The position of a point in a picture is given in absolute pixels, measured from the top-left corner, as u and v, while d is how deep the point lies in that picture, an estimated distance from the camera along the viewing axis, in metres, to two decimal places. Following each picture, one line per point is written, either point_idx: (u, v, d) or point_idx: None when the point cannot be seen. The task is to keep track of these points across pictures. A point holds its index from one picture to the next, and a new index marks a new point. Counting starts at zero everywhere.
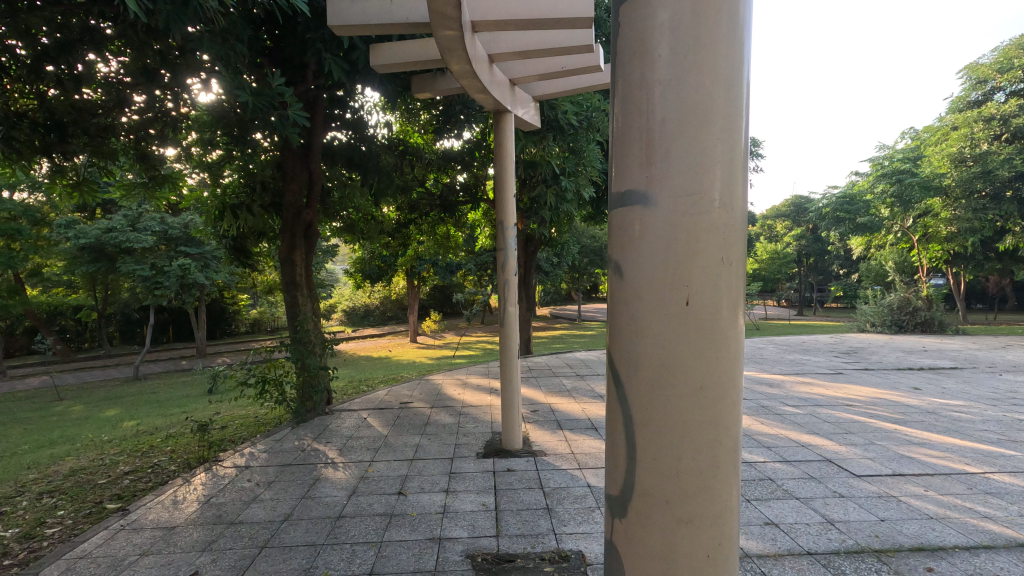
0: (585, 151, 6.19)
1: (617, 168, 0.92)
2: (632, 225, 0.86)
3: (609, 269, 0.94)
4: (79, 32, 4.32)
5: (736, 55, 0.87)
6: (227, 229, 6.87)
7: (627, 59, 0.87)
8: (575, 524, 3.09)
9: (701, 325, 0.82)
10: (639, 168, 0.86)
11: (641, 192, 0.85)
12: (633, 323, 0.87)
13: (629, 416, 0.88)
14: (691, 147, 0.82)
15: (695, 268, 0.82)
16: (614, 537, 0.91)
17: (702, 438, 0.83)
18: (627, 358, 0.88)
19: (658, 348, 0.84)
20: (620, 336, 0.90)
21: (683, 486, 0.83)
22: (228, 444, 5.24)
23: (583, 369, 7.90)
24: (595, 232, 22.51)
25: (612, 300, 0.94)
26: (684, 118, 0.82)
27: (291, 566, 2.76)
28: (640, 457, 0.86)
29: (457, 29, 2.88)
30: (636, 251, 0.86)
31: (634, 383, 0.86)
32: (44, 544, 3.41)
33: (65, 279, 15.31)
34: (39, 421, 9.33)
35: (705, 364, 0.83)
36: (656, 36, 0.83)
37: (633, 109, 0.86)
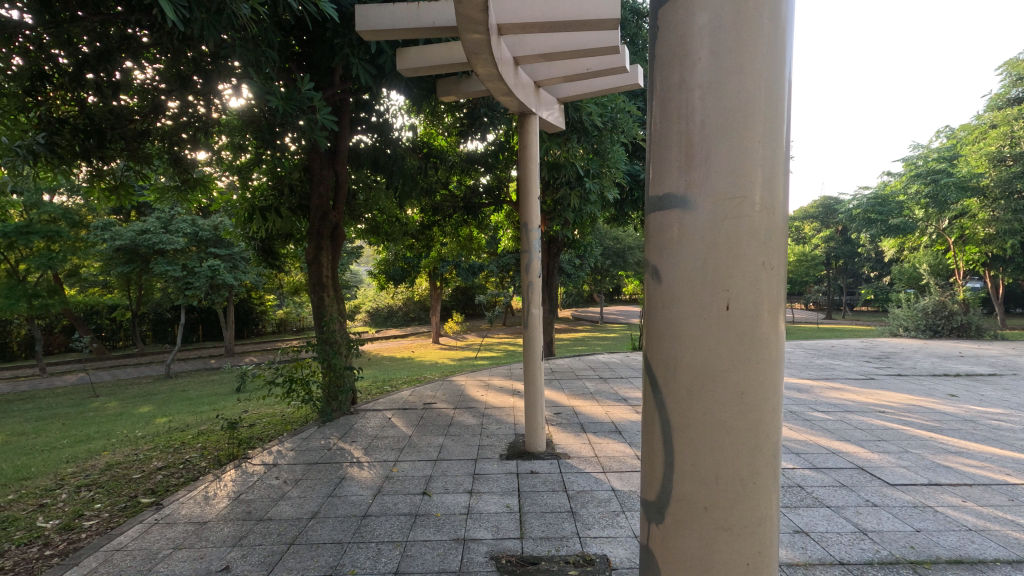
0: (610, 152, 6.16)
1: (654, 170, 0.92)
2: (671, 228, 0.85)
3: (645, 273, 0.93)
4: (118, 41, 4.47)
5: (778, 56, 0.85)
6: (256, 230, 7.01)
7: (665, 62, 0.86)
8: (599, 528, 3.07)
9: (741, 331, 0.82)
10: (679, 171, 0.85)
11: (680, 196, 0.84)
12: (671, 326, 0.86)
13: (666, 420, 0.87)
14: (732, 150, 0.82)
15: (736, 272, 0.81)
16: (649, 542, 0.91)
17: (742, 445, 0.82)
18: (665, 363, 0.87)
19: (696, 352, 0.83)
20: (656, 339, 0.90)
21: (721, 493, 0.82)
22: (256, 442, 5.35)
23: (606, 372, 7.86)
24: (617, 234, 22.39)
25: (647, 305, 0.93)
26: (725, 121, 0.81)
27: (318, 563, 2.80)
28: (679, 463, 0.85)
29: (484, 33, 2.90)
30: (674, 254, 0.85)
31: (673, 388, 0.85)
32: (83, 536, 3.52)
33: (102, 279, 15.83)
34: (76, 416, 9.65)
35: (745, 370, 0.82)
36: (695, 39, 0.83)
37: (670, 112, 0.86)
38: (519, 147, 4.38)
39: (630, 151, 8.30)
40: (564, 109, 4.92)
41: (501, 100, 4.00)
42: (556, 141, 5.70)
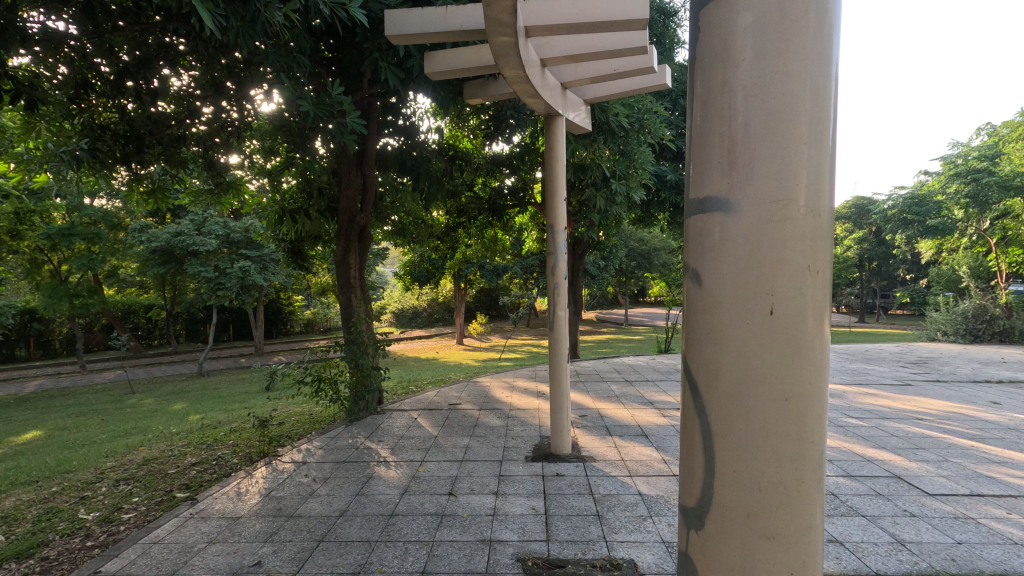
0: (636, 153, 6.11)
1: (695, 170, 0.91)
2: (713, 231, 0.85)
3: (686, 276, 0.92)
4: (156, 49, 4.63)
5: (825, 54, 0.84)
6: (286, 232, 7.16)
7: (707, 64, 0.86)
8: (626, 532, 3.05)
9: (786, 337, 0.80)
10: (721, 174, 0.84)
11: (721, 199, 0.83)
12: (712, 329, 0.85)
13: (707, 425, 0.86)
14: (776, 152, 0.80)
15: (780, 276, 0.80)
16: (689, 549, 0.90)
17: (785, 452, 0.81)
18: (706, 366, 0.86)
19: (739, 356, 0.82)
20: (696, 343, 0.89)
21: (765, 500, 0.81)
22: (286, 439, 5.46)
23: (632, 375, 7.78)
24: (643, 236, 22.17)
25: (687, 308, 0.93)
26: (770, 123, 0.80)
27: (347, 561, 2.84)
28: (719, 469, 0.84)
29: (512, 35, 2.91)
30: (716, 257, 0.84)
31: (713, 393, 0.85)
32: (121, 529, 3.64)
33: (138, 279, 16.35)
34: (114, 412, 9.99)
35: (790, 376, 0.81)
36: (737, 39, 0.82)
37: (712, 114, 0.85)
38: (545, 149, 4.38)
39: (656, 151, 8.22)
40: (591, 110, 4.90)
41: (527, 102, 4.01)
42: (583, 143, 5.68)
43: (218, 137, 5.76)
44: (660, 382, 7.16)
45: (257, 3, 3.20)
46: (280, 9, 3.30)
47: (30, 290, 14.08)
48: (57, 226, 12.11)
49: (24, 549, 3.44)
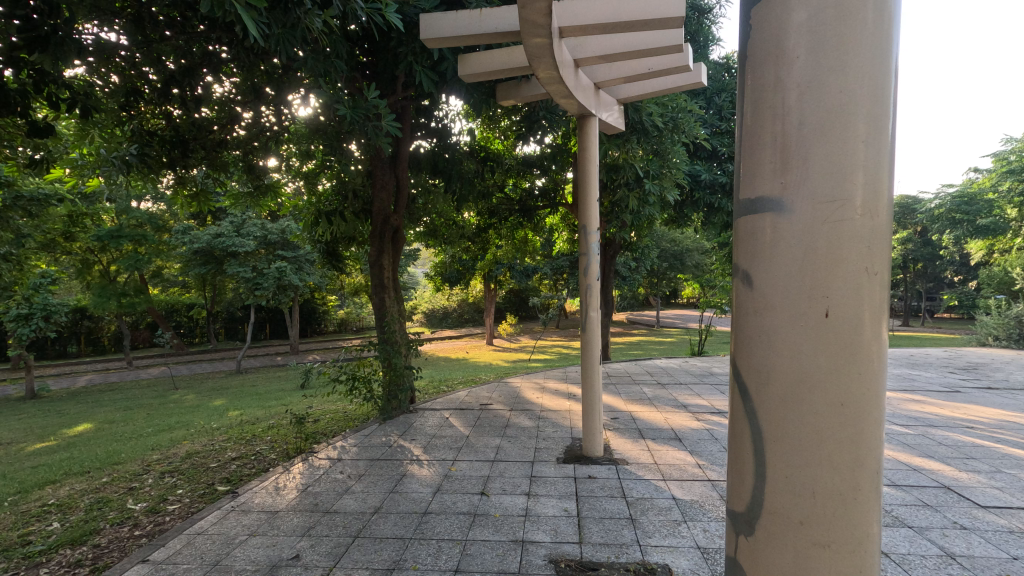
0: (670, 153, 6.04)
1: (745, 171, 0.90)
2: (764, 231, 0.83)
3: (736, 278, 0.91)
4: (200, 58, 4.80)
5: (885, 48, 0.81)
6: (322, 233, 7.31)
7: (759, 62, 0.85)
8: (660, 537, 3.01)
9: (842, 340, 0.78)
10: (773, 173, 0.83)
11: (774, 199, 0.82)
12: (763, 331, 0.84)
13: (758, 429, 0.85)
14: (833, 150, 0.78)
15: (836, 276, 0.78)
16: (738, 553, 0.89)
17: (841, 458, 0.79)
18: (757, 369, 0.85)
19: (791, 361, 0.81)
20: (747, 344, 0.88)
21: (820, 506, 0.79)
22: (322, 436, 5.58)
23: (664, 378, 7.68)
24: (675, 236, 21.85)
25: (737, 310, 0.91)
26: (825, 121, 0.79)
27: (382, 557, 2.89)
28: (770, 473, 0.83)
29: (546, 36, 2.91)
30: (769, 258, 0.83)
31: (765, 397, 0.83)
32: (167, 519, 3.78)
33: (181, 279, 16.97)
34: (159, 407, 10.38)
35: (846, 380, 0.79)
36: (791, 37, 0.81)
37: (764, 113, 0.84)
38: (579, 149, 4.35)
39: (690, 151, 8.09)
40: (624, 110, 4.87)
41: (561, 103, 4.01)
42: (616, 142, 5.64)
43: (257, 142, 5.90)
44: (693, 385, 7.04)
45: (297, 10, 3.28)
46: (319, 16, 3.38)
47: (81, 289, 14.77)
48: (107, 228, 12.67)
49: (78, 536, 3.62)
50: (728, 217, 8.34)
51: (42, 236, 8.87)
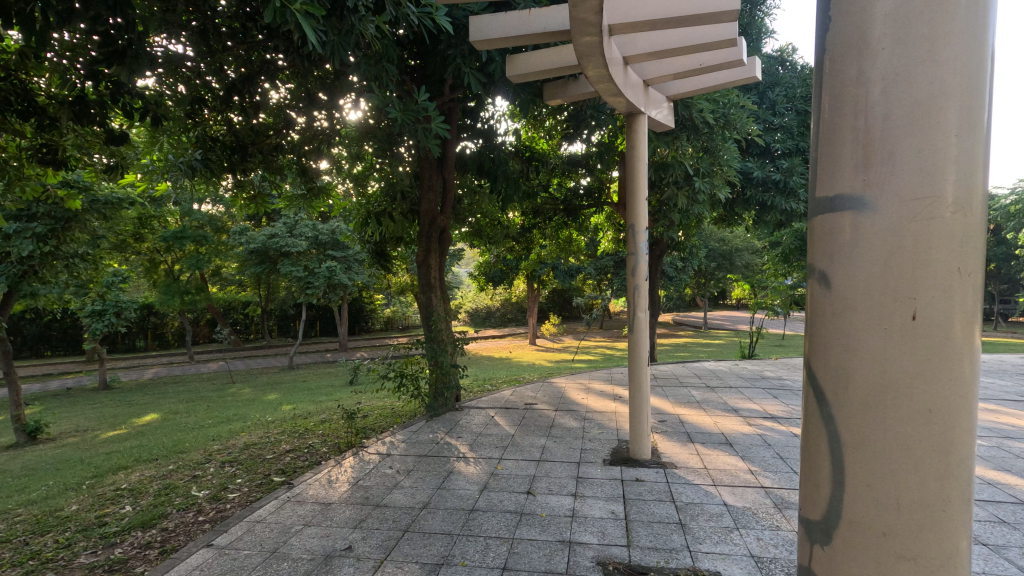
0: (721, 150, 5.89)
1: (821, 167, 0.87)
2: (843, 231, 0.81)
3: (811, 278, 0.89)
4: (258, 65, 5.00)
5: (979, 34, 0.77)
6: (372, 234, 7.51)
7: (839, 55, 0.83)
8: (711, 543, 2.93)
9: (930, 345, 0.75)
10: (854, 171, 0.81)
11: (856, 197, 0.79)
12: (843, 334, 0.81)
13: (837, 435, 0.82)
14: (920, 146, 0.76)
15: (923, 278, 0.75)
16: (814, 563, 0.87)
17: (928, 468, 0.75)
18: (834, 373, 0.83)
19: (874, 364, 0.78)
20: (823, 347, 0.85)
21: (904, 517, 0.76)
22: (371, 432, 5.72)
23: (713, 381, 7.49)
24: (723, 236, 21.29)
25: (811, 313, 0.89)
26: (913, 116, 0.76)
27: (431, 552, 2.94)
28: (850, 481, 0.80)
29: (596, 35, 2.89)
30: (848, 258, 0.80)
31: (844, 402, 0.81)
32: (228, 506, 3.97)
33: (238, 278, 17.75)
34: (218, 400, 10.90)
35: (934, 386, 0.75)
36: (875, 28, 0.78)
37: (844, 107, 0.82)
38: (627, 147, 4.29)
39: (742, 147, 7.86)
40: (674, 107, 4.77)
41: (610, 101, 3.97)
42: (665, 140, 5.55)
43: (310, 145, 6.13)
44: (744, 389, 6.84)
45: (352, 17, 3.38)
46: (372, 21, 3.47)
47: (148, 287, 15.67)
48: (172, 230, 13.40)
49: (148, 519, 3.84)
50: (781, 215, 8.06)
51: (115, 238, 9.47)
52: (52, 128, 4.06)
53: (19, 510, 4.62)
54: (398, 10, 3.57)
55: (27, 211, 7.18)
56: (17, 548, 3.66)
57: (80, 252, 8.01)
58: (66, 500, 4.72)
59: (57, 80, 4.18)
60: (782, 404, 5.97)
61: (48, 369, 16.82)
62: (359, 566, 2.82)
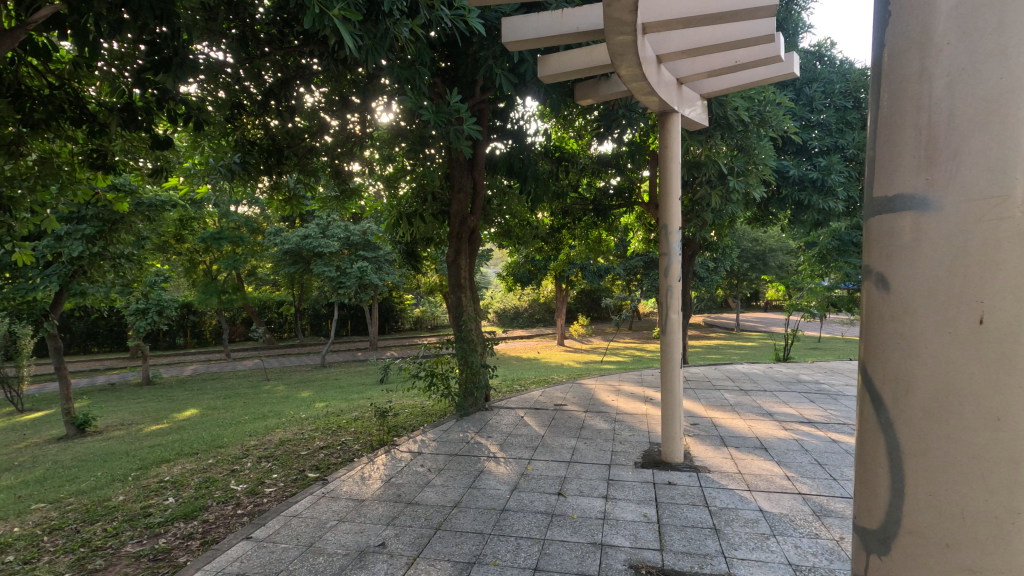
0: (756, 148, 5.77)
1: (878, 166, 0.86)
2: (903, 232, 0.80)
3: (870, 281, 0.88)
4: (294, 70, 5.12)
5: None
6: (402, 235, 7.61)
7: (900, 51, 0.82)
8: (747, 550, 2.87)
9: (999, 349, 0.72)
10: (916, 170, 0.79)
11: (917, 196, 0.79)
12: (903, 338, 0.80)
13: (895, 440, 0.81)
14: (989, 143, 0.73)
15: (992, 281, 0.72)
16: (867, 567, 0.87)
17: (998, 478, 0.72)
18: (893, 378, 0.82)
19: (937, 368, 0.76)
20: (882, 351, 0.84)
21: (968, 528, 0.74)
22: (402, 430, 5.79)
23: (746, 384, 7.35)
24: (756, 236, 20.84)
25: (871, 315, 0.88)
26: (980, 112, 0.74)
27: (462, 550, 2.96)
28: (911, 489, 0.79)
29: (631, 33, 2.87)
30: (910, 261, 0.79)
31: (904, 405, 0.80)
32: (264, 501, 4.07)
33: (273, 278, 18.20)
34: (254, 397, 11.20)
35: (1004, 393, 0.72)
36: (940, 22, 0.77)
37: (905, 105, 0.81)
38: (660, 146, 4.24)
39: (777, 145, 7.68)
40: (708, 105, 4.69)
41: (642, 100, 3.93)
42: (698, 139, 5.47)
43: (343, 147, 6.27)
44: (779, 393, 6.68)
45: (386, 21, 3.42)
46: (406, 24, 3.51)
47: (188, 287, 16.21)
48: (211, 231, 13.83)
49: (189, 511, 3.97)
50: (818, 215, 7.85)
51: (158, 239, 9.83)
52: (102, 135, 4.24)
53: (70, 499, 4.83)
54: (431, 13, 3.61)
55: (77, 214, 7.52)
56: (69, 536, 3.83)
57: (125, 253, 8.35)
58: (113, 491, 4.92)
59: (106, 88, 4.37)
60: (819, 409, 5.81)
61: (95, 364, 17.56)
62: (391, 563, 2.86)
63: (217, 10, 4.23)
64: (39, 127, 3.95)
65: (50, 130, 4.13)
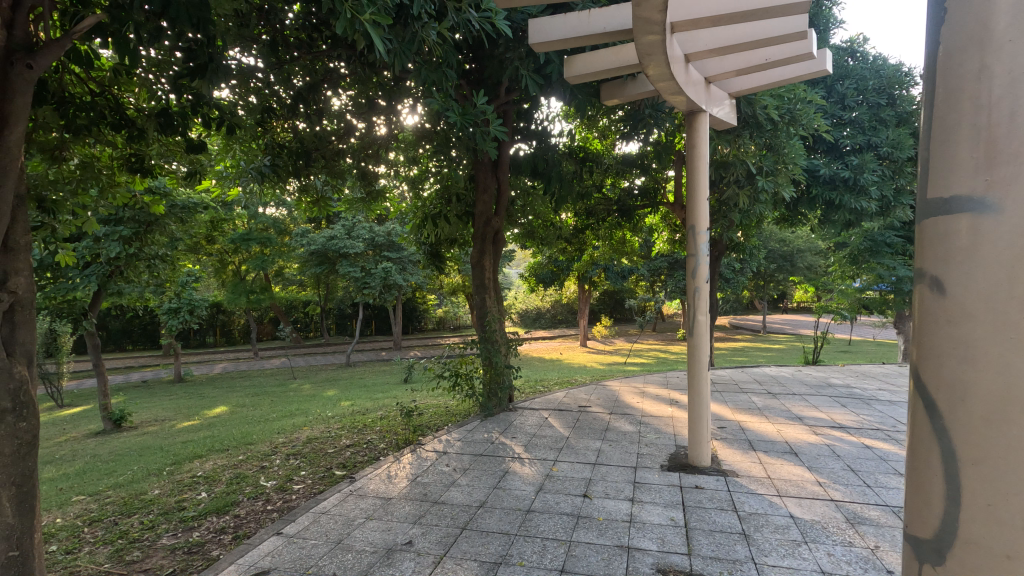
0: (785, 147, 5.68)
1: (933, 167, 0.85)
2: (960, 235, 0.79)
3: (923, 285, 0.86)
4: (323, 74, 5.20)
5: None
6: (427, 236, 7.67)
7: (957, 48, 0.80)
8: (778, 556, 2.82)
9: None
10: (973, 172, 0.79)
11: (977, 199, 0.77)
12: (958, 341, 0.79)
13: (950, 447, 0.80)
14: None
15: None
16: (922, 574, 0.85)
17: None
18: (947, 382, 0.81)
19: (997, 372, 0.75)
20: (936, 354, 0.83)
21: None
22: (427, 430, 5.84)
23: (775, 387, 7.21)
24: (784, 236, 20.47)
25: (923, 320, 0.87)
26: None
27: (488, 550, 2.97)
28: (965, 496, 0.78)
29: (660, 33, 2.85)
30: (966, 263, 0.78)
31: (959, 410, 0.79)
32: (293, 497, 4.15)
33: (299, 278, 18.54)
34: (281, 395, 11.41)
35: None
36: (1000, 20, 0.76)
37: (962, 105, 0.80)
38: (687, 146, 4.19)
39: (808, 144, 7.52)
40: (736, 104, 4.63)
41: (670, 100, 3.89)
42: (726, 138, 5.40)
43: (369, 149, 6.34)
44: (809, 396, 6.54)
45: (415, 24, 3.47)
46: (434, 27, 3.55)
47: (218, 287, 16.62)
48: (241, 233, 14.16)
49: (222, 506, 4.07)
50: (850, 215, 7.66)
51: (190, 240, 10.10)
52: (140, 139, 4.38)
53: (109, 492, 5.00)
54: (458, 16, 3.64)
55: (115, 216, 7.78)
56: (108, 528, 3.96)
57: (160, 254, 8.60)
58: (150, 484, 5.07)
59: (144, 94, 4.51)
60: (852, 414, 5.67)
61: (130, 361, 18.13)
62: (419, 561, 2.88)
63: (250, 17, 4.32)
64: (81, 133, 4.10)
65: (92, 136, 4.28)
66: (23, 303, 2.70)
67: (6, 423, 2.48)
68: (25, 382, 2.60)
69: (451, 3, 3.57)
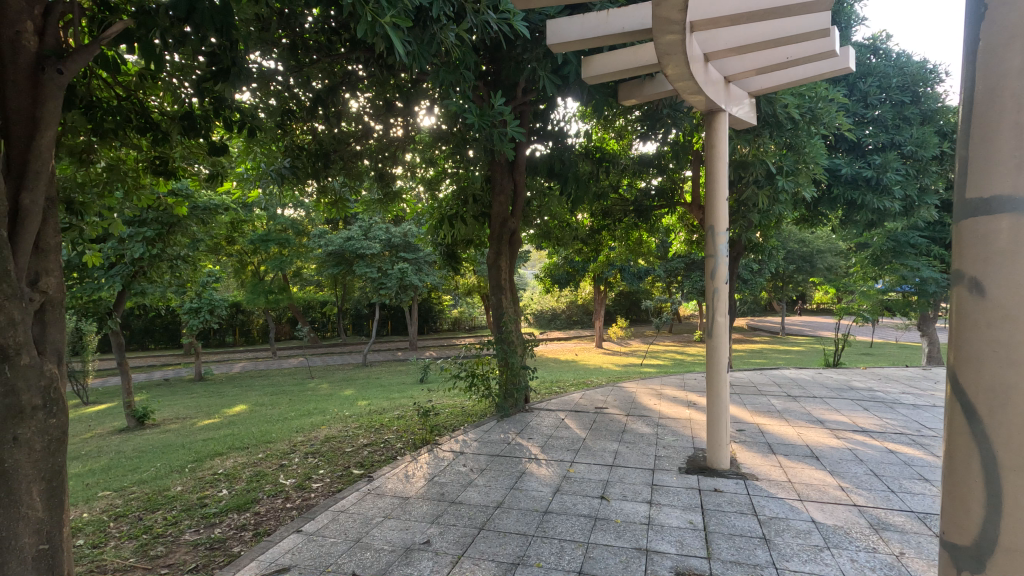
0: (806, 146, 5.61)
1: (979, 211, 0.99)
2: (1014, 271, 0.94)
3: (971, 308, 1.01)
4: (341, 77, 5.25)
5: None
6: (444, 236, 7.70)
7: (1012, 109, 0.95)
8: (799, 562, 2.78)
9: None
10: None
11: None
12: (1010, 363, 0.95)
13: (994, 456, 0.96)
14: None
15: None
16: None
17: None
18: (995, 398, 0.96)
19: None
20: (982, 376, 0.98)
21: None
22: (444, 430, 5.86)
23: (795, 390, 7.11)
24: (803, 236, 20.17)
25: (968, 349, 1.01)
26: None
27: (506, 550, 2.98)
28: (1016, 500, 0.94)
29: (679, 32, 2.84)
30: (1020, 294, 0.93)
31: (1009, 423, 0.95)
32: (312, 495, 4.20)
33: (316, 279, 18.73)
34: (299, 394, 11.54)
35: None
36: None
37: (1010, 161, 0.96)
38: (707, 146, 4.16)
39: (829, 143, 7.41)
40: (756, 104, 4.58)
41: (688, 100, 3.86)
42: (745, 137, 5.34)
43: (387, 150, 6.40)
44: (830, 400, 6.43)
45: (433, 26, 3.49)
46: (453, 30, 3.57)
47: (237, 287, 16.87)
48: (260, 234, 14.36)
49: (242, 503, 4.13)
50: (872, 215, 7.53)
51: (211, 241, 10.27)
52: (164, 143, 4.48)
53: (133, 488, 5.10)
54: (477, 18, 3.66)
55: (139, 218, 7.94)
56: (132, 523, 4.04)
57: (182, 254, 8.76)
58: (172, 481, 5.16)
59: (168, 98, 4.60)
60: (874, 417, 5.56)
61: (152, 360, 18.49)
62: (437, 560, 2.90)
63: (270, 21, 4.38)
64: (107, 136, 4.19)
65: (118, 139, 4.38)
66: (53, 302, 2.77)
67: (36, 420, 2.52)
68: (54, 378, 2.66)
69: (469, 5, 3.58)
